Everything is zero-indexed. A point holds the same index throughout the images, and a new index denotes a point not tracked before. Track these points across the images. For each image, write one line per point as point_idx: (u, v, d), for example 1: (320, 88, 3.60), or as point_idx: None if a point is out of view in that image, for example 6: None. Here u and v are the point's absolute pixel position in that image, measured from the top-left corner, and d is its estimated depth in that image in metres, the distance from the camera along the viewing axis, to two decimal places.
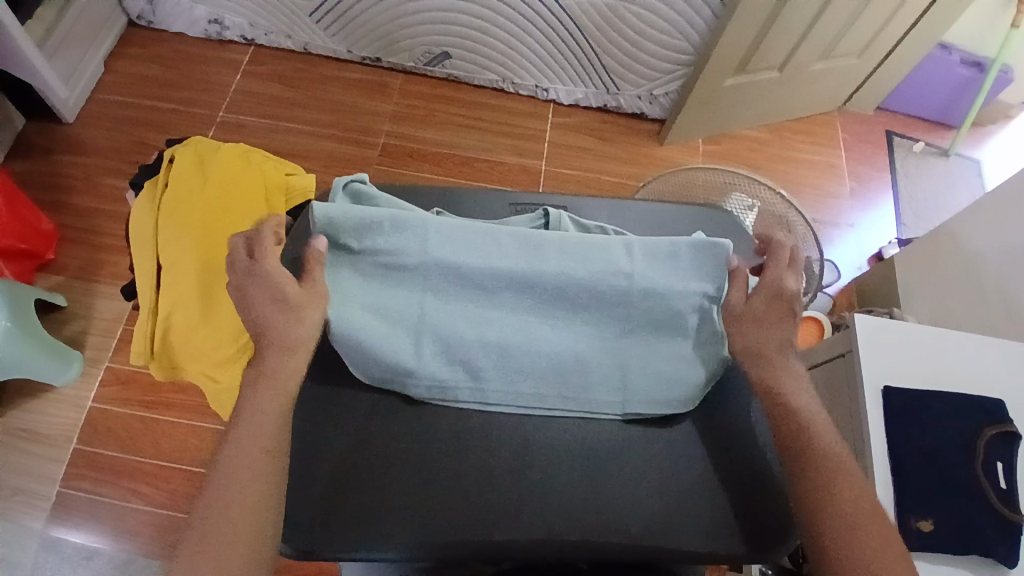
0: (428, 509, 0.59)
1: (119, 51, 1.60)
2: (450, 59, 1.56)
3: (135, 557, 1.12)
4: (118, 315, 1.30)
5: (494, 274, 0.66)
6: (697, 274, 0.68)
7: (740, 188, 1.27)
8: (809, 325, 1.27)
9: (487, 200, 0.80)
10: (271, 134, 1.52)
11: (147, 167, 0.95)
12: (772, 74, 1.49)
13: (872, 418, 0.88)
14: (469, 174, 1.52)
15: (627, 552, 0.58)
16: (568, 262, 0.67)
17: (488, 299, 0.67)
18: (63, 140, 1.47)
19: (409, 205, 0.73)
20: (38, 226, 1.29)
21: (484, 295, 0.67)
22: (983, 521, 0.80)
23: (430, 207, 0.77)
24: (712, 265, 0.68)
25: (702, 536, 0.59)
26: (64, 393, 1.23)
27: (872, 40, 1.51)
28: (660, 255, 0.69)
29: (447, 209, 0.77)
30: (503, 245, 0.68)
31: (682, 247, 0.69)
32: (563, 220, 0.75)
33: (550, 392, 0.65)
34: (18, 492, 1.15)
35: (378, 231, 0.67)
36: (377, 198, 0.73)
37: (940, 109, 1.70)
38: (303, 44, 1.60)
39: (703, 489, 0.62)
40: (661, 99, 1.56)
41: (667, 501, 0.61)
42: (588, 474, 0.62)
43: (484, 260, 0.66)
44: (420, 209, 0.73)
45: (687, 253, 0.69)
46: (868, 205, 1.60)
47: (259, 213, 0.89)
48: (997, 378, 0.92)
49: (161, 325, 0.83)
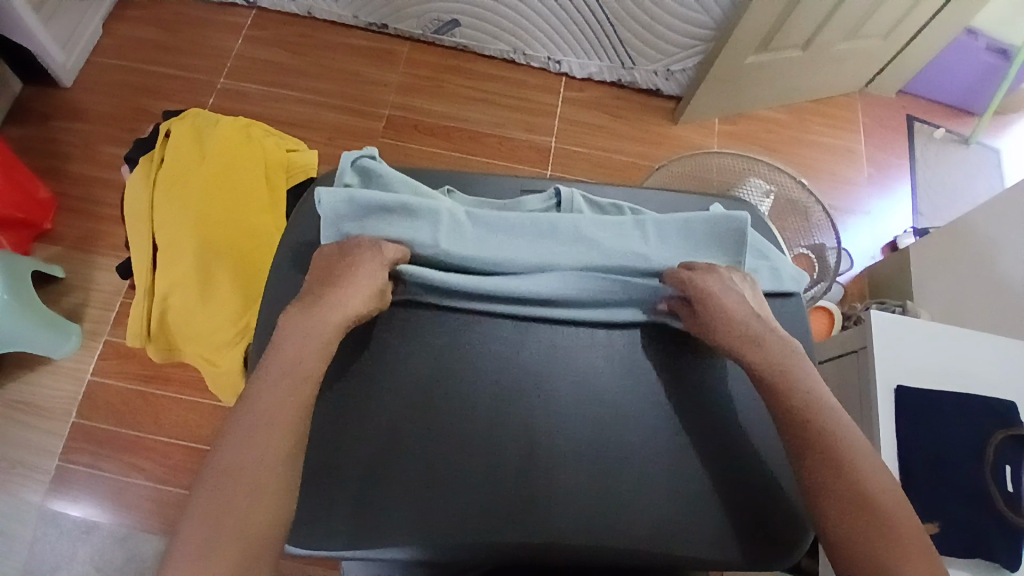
0: (439, 505, 0.60)
1: (117, 12, 1.54)
2: (460, 27, 1.50)
3: (135, 530, 1.12)
4: (118, 287, 1.28)
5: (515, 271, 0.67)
6: (715, 251, 0.72)
7: (759, 173, 1.24)
8: (820, 317, 1.24)
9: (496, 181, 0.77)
10: (273, 102, 1.48)
11: (143, 141, 0.92)
12: (794, 54, 1.43)
13: (883, 417, 0.86)
14: (477, 150, 1.48)
15: (629, 556, 0.60)
16: (589, 244, 0.69)
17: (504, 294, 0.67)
18: (60, 105, 1.43)
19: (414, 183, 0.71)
20: (36, 194, 1.26)
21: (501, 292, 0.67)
22: (990, 526, 0.79)
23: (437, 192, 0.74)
24: (731, 242, 0.71)
25: (707, 544, 0.61)
26: (64, 366, 1.21)
27: (900, 22, 1.44)
28: (673, 233, 0.72)
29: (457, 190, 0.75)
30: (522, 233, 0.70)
31: (697, 223, 0.72)
32: (575, 199, 0.74)
33: (558, 395, 0.65)
34: (18, 464, 1.15)
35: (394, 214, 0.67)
36: (384, 174, 0.70)
37: (965, 95, 1.64)
38: (307, 8, 1.54)
39: (710, 496, 0.62)
40: (678, 75, 1.51)
41: (673, 507, 0.62)
42: (601, 478, 0.62)
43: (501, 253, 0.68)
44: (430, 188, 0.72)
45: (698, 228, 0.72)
46: (886, 191, 1.56)
47: (259, 190, 0.86)
48: (1013, 381, 0.90)
49: (159, 306, 0.81)
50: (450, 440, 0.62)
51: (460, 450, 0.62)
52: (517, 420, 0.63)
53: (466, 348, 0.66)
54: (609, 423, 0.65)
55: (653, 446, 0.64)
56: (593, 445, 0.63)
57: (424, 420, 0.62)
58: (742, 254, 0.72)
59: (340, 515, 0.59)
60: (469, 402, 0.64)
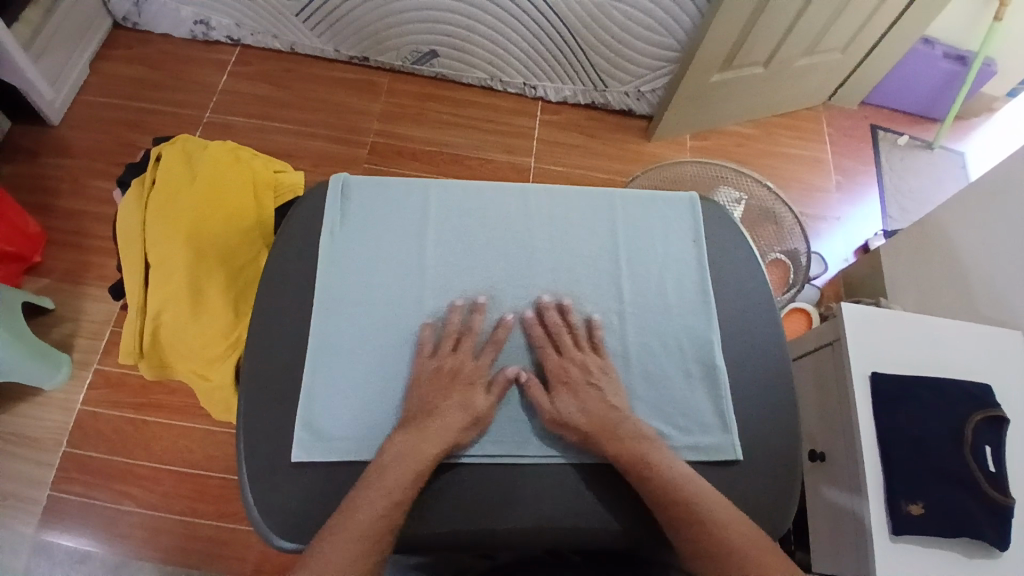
0: (437, 515, 0.65)
1: (105, 53, 1.58)
2: (438, 57, 1.56)
3: (127, 560, 1.11)
4: (107, 317, 1.29)
5: (498, 282, 0.79)
6: (676, 252, 0.82)
7: (729, 181, 1.30)
8: (797, 318, 1.28)
9: (490, 198, 0.83)
10: (259, 134, 1.52)
11: (134, 166, 0.95)
12: (758, 69, 1.50)
13: (860, 403, 0.89)
14: (460, 173, 1.52)
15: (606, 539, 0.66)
16: (551, 257, 0.81)
17: (491, 290, 0.78)
18: (49, 143, 1.46)
19: (402, 207, 0.82)
20: (26, 228, 1.27)
21: (490, 285, 0.79)
22: (975, 506, 0.81)
23: (436, 222, 0.81)
24: (687, 230, 0.84)
25: None
26: (54, 397, 1.22)
27: (855, 36, 1.52)
28: (636, 224, 0.84)
29: (454, 213, 0.82)
30: (495, 247, 0.81)
31: (658, 218, 0.84)
32: (555, 194, 0.85)
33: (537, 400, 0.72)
34: (8, 497, 1.14)
35: (378, 232, 0.80)
36: (364, 191, 0.83)
37: (925, 103, 1.72)
38: (290, 44, 1.59)
39: None
40: (648, 96, 1.58)
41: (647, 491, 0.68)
42: (589, 484, 0.68)
43: (483, 273, 0.79)
44: (423, 209, 0.82)
45: (668, 235, 0.83)
46: (855, 198, 1.62)
47: (247, 208, 0.89)
48: (982, 365, 0.93)
49: (151, 324, 0.82)
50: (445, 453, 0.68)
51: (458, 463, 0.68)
52: (508, 420, 0.71)
53: (466, 349, 0.74)
54: (584, 421, 0.71)
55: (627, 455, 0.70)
56: (574, 450, 0.69)
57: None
58: (694, 251, 0.83)
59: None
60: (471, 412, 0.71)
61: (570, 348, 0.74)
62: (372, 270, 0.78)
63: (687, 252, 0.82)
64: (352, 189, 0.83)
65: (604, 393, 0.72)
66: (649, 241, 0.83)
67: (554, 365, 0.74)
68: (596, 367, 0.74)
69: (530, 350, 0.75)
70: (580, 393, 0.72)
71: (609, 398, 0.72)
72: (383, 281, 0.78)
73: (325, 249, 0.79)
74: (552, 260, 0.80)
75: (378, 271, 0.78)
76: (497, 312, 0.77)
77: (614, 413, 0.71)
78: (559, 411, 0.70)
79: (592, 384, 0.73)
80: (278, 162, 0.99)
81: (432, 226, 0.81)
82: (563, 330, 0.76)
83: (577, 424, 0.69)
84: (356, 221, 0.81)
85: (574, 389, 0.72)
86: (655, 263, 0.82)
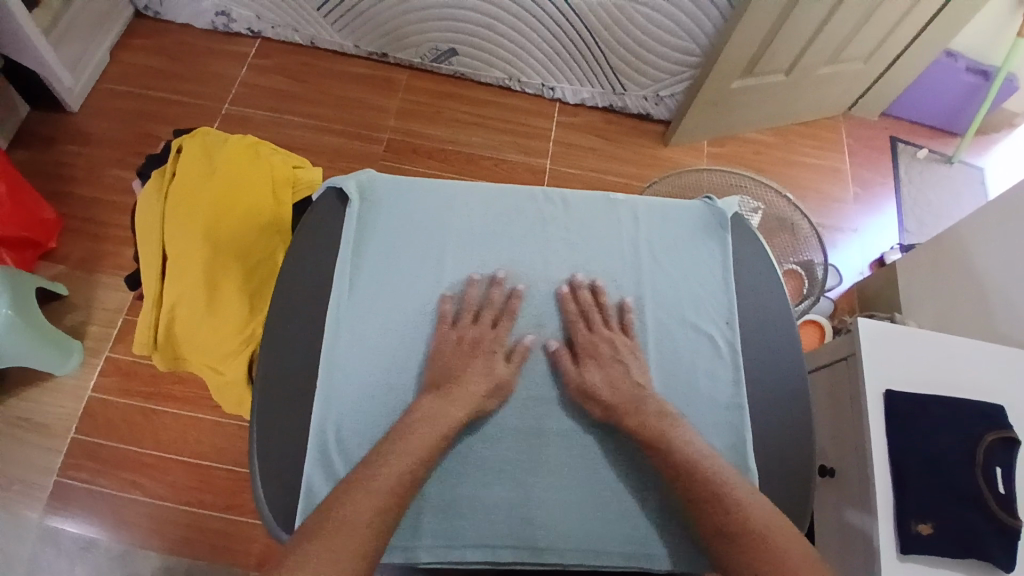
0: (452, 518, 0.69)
1: (125, 42, 1.59)
2: (456, 56, 1.56)
3: (132, 548, 1.12)
4: (120, 306, 1.30)
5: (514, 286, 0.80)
6: (694, 264, 0.84)
7: (745, 189, 1.28)
8: (810, 329, 1.28)
9: (509, 204, 0.86)
10: (275, 127, 1.52)
11: (153, 158, 0.95)
12: (779, 77, 1.49)
13: (873, 420, 0.88)
14: (475, 172, 1.52)
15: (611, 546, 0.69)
16: (569, 264, 0.82)
17: (509, 295, 0.80)
18: (69, 130, 1.47)
19: (423, 210, 0.84)
20: (42, 214, 1.28)
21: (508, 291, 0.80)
22: (984, 528, 0.80)
23: (456, 227, 0.83)
24: (708, 244, 0.85)
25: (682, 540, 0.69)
26: (65, 383, 1.23)
27: (878, 48, 1.50)
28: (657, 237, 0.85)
29: (475, 219, 0.84)
30: (512, 252, 0.82)
31: (676, 231, 0.86)
32: (574, 203, 0.87)
33: (550, 403, 0.75)
34: (17, 481, 1.15)
35: (398, 233, 0.82)
36: (386, 192, 0.85)
37: (947, 116, 1.70)
38: (309, 38, 1.60)
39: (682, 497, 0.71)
40: (667, 100, 1.57)
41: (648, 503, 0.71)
42: (610, 486, 0.71)
43: (501, 275, 0.81)
44: (444, 212, 0.84)
45: (687, 249, 0.85)
46: (872, 210, 1.61)
47: (265, 204, 0.90)
48: (1000, 387, 0.92)
49: (166, 316, 0.83)
50: (467, 455, 0.72)
51: (483, 464, 0.71)
52: (519, 422, 0.73)
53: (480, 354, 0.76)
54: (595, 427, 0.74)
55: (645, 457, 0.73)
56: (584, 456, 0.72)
57: None
58: (713, 267, 0.84)
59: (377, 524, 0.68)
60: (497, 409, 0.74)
61: (600, 325, 0.78)
62: (400, 268, 0.80)
63: (705, 266, 0.84)
64: (376, 190, 0.85)
65: (630, 369, 0.76)
66: (666, 253, 0.84)
67: (585, 339, 0.77)
68: (623, 345, 0.78)
69: (556, 384, 0.76)
70: (593, 370, 0.75)
71: (634, 375, 0.76)
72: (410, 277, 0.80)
73: (350, 247, 0.81)
74: (570, 258, 0.83)
75: (397, 269, 0.80)
76: (513, 316, 0.79)
77: (640, 390, 0.74)
78: (586, 380, 0.74)
79: (619, 360, 0.76)
80: (295, 157, 0.99)
81: (454, 223, 0.84)
82: (595, 307, 0.79)
83: (602, 399, 0.73)
84: (376, 221, 0.83)
85: (600, 362, 0.75)
86: (671, 260, 0.84)
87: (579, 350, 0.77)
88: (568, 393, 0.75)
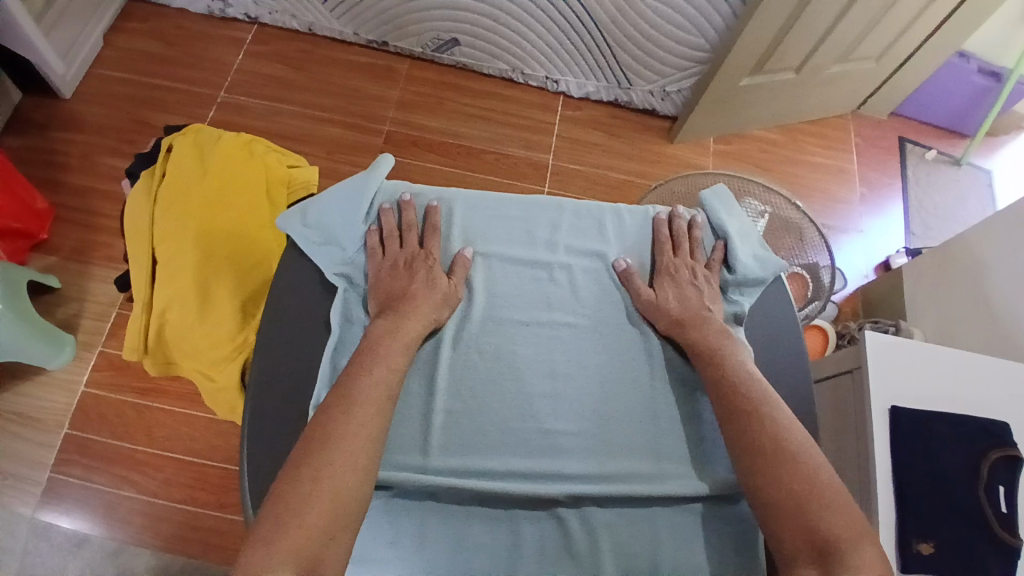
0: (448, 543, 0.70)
1: (119, 24, 1.55)
2: (459, 46, 1.52)
3: (126, 545, 1.11)
4: (112, 299, 1.28)
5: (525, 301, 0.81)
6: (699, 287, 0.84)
7: (753, 194, 1.24)
8: (814, 335, 1.26)
9: (523, 211, 0.86)
10: (272, 116, 1.49)
11: (144, 155, 0.92)
12: (788, 75, 1.45)
13: (878, 436, 0.86)
14: (475, 166, 1.49)
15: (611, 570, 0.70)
16: (575, 279, 0.83)
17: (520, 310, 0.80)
18: (60, 116, 1.44)
19: (431, 218, 0.84)
20: (33, 204, 1.25)
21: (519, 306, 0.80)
22: (985, 547, 0.79)
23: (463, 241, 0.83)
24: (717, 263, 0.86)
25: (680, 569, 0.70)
26: (57, 377, 1.21)
27: (891, 45, 1.46)
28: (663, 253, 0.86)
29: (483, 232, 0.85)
30: (523, 265, 0.83)
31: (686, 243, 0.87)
32: (588, 214, 0.87)
33: (556, 420, 0.75)
34: (9, 477, 1.13)
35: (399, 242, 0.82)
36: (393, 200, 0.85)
37: (957, 117, 1.66)
38: (308, 24, 1.55)
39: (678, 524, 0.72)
40: (673, 96, 1.53)
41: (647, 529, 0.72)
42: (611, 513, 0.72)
43: (512, 290, 0.81)
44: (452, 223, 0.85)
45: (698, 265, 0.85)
46: (878, 212, 1.58)
47: (261, 205, 0.88)
48: (1008, 407, 0.90)
49: (157, 320, 0.81)
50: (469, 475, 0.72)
51: (494, 479, 0.72)
52: (525, 442, 0.74)
53: (489, 370, 0.77)
54: (601, 449, 0.75)
55: (650, 479, 0.73)
56: (594, 479, 0.73)
57: (445, 459, 0.72)
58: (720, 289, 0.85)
59: (378, 544, 0.69)
60: (509, 426, 0.74)
61: (686, 252, 0.85)
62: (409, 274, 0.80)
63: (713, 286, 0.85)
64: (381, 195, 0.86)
65: (707, 295, 0.82)
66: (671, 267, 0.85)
67: (666, 262, 0.84)
68: (702, 274, 0.84)
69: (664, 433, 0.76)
70: (669, 287, 0.82)
71: (705, 298, 0.81)
72: (482, 325, 0.79)
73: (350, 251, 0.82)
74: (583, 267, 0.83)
75: (397, 274, 0.79)
76: (524, 331, 0.79)
77: (708, 311, 0.80)
78: (660, 298, 0.80)
79: (693, 283, 0.82)
80: (289, 154, 0.97)
81: (460, 231, 0.84)
82: (688, 238, 0.86)
83: (671, 311, 0.79)
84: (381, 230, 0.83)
85: (678, 282, 0.82)
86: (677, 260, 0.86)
87: (659, 270, 0.83)
88: (574, 413, 0.76)
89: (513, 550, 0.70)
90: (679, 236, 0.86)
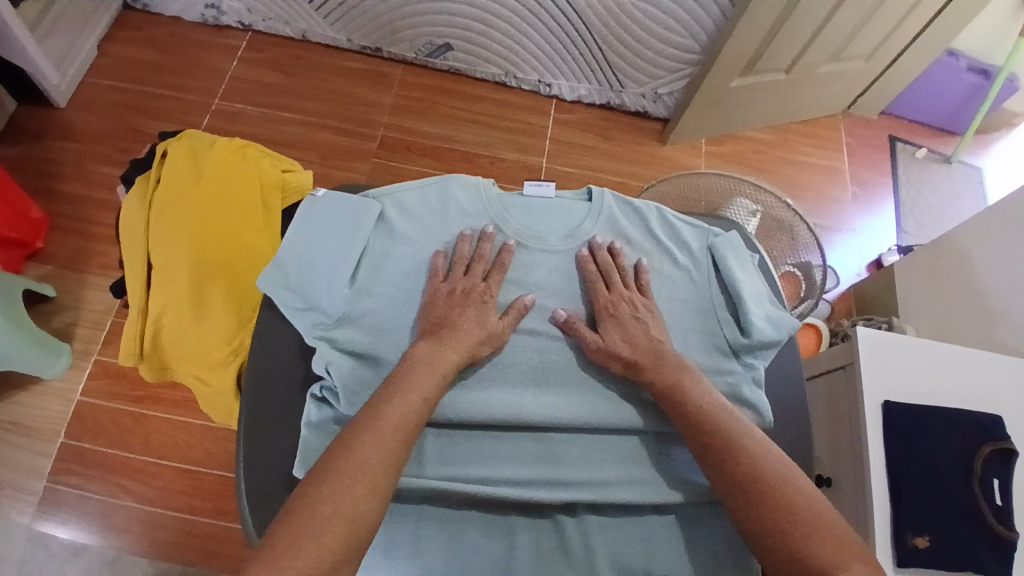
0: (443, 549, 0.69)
1: (113, 34, 1.56)
2: (452, 51, 1.53)
3: (123, 553, 1.11)
4: (108, 307, 1.28)
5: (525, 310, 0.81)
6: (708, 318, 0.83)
7: (744, 193, 1.22)
8: (809, 333, 1.27)
9: (526, 219, 0.86)
10: (267, 123, 1.49)
11: (138, 162, 0.93)
12: (779, 76, 1.47)
13: (871, 432, 0.87)
14: (468, 170, 1.50)
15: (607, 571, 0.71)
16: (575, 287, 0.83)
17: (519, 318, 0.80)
18: (55, 125, 1.44)
19: (433, 227, 0.84)
20: (28, 213, 1.26)
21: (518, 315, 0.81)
22: (982, 542, 0.80)
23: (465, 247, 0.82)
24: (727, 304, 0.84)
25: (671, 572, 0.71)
26: (53, 385, 1.21)
27: (881, 45, 1.47)
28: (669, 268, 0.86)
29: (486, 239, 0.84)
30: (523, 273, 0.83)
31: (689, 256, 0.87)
32: (593, 222, 0.87)
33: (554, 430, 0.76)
34: (6, 486, 1.13)
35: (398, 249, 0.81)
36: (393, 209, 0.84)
37: (947, 116, 1.68)
38: (302, 31, 1.56)
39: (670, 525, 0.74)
40: (665, 98, 1.55)
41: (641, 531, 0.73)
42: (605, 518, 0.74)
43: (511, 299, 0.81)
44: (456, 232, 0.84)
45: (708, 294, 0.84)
46: (870, 210, 1.59)
47: (254, 211, 0.87)
48: (1000, 400, 0.91)
49: (152, 326, 0.81)
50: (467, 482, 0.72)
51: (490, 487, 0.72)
52: (523, 450, 0.75)
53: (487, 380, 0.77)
54: (597, 457, 0.76)
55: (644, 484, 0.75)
56: (591, 487, 0.73)
57: (441, 467, 0.73)
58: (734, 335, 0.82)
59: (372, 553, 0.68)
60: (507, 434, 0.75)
61: (618, 284, 0.81)
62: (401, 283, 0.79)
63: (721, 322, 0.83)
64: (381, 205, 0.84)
65: (650, 327, 0.78)
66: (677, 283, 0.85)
67: (605, 300, 0.80)
68: (641, 303, 0.81)
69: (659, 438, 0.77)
70: (613, 328, 0.78)
71: (652, 330, 0.78)
72: None
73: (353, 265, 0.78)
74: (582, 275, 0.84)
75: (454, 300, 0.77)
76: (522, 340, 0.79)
77: (659, 343, 0.77)
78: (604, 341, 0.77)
79: (637, 317, 0.79)
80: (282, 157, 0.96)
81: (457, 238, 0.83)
82: (614, 266, 0.83)
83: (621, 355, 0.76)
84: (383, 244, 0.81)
85: (619, 319, 0.79)
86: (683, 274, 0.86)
87: (599, 312, 0.79)
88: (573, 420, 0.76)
89: (510, 556, 0.70)
90: (610, 267, 0.82)
